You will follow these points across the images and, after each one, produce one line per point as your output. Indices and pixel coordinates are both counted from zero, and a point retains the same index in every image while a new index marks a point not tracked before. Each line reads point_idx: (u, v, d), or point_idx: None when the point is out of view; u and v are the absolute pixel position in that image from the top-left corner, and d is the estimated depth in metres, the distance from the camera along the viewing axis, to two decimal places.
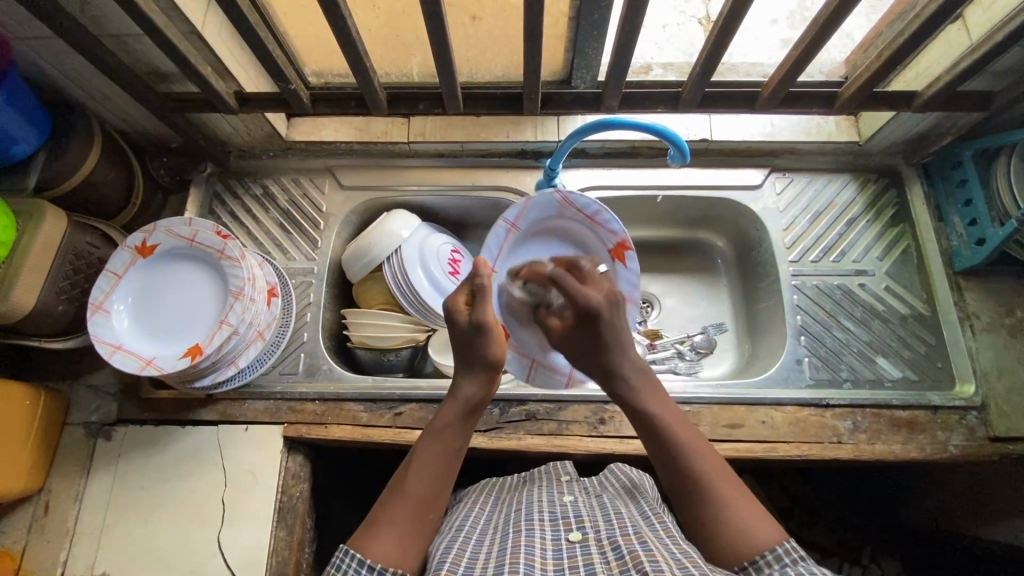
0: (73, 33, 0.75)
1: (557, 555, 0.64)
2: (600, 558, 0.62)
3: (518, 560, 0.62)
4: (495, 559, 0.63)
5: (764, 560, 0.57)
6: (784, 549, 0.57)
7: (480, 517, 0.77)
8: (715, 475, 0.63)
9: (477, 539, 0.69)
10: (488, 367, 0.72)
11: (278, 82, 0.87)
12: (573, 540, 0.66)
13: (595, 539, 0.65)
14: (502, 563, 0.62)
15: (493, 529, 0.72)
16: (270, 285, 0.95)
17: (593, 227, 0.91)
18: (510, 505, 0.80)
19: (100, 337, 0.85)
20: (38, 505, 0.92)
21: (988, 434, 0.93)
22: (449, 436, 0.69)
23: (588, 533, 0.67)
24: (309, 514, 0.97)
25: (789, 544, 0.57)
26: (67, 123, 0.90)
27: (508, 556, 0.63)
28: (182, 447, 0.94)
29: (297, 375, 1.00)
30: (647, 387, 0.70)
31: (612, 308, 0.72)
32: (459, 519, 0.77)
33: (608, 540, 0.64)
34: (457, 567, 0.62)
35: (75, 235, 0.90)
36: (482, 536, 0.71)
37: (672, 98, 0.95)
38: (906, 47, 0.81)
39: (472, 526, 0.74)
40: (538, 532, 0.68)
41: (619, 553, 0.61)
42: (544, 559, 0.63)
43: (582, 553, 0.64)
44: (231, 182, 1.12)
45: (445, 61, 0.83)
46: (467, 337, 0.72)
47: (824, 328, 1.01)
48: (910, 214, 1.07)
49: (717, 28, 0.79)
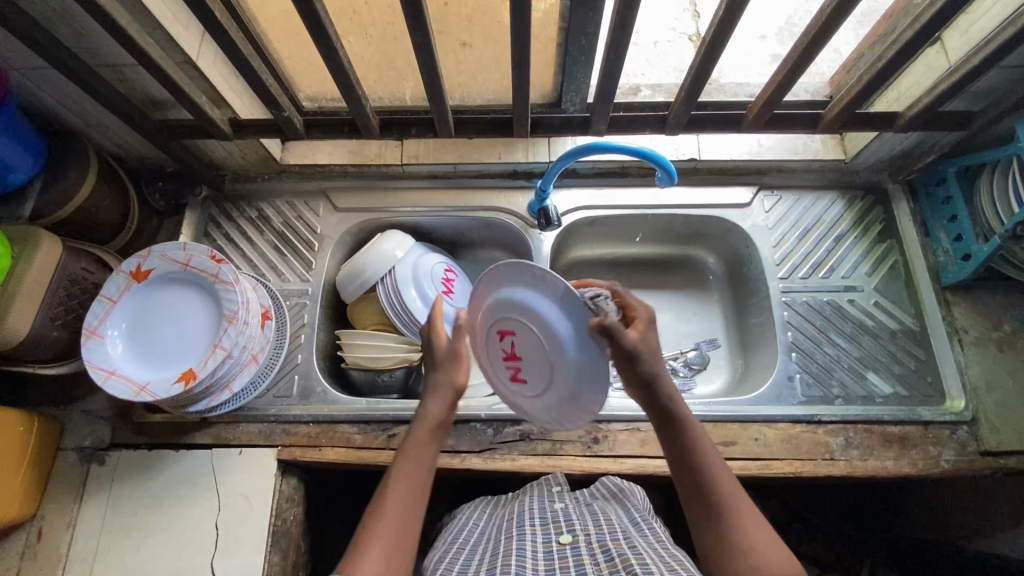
0: (69, 66, 0.76)
1: (548, 557, 0.65)
2: (591, 560, 0.62)
3: (510, 562, 0.62)
4: (488, 563, 0.64)
5: None
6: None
7: (473, 530, 0.78)
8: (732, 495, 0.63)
9: (471, 551, 0.70)
10: (455, 397, 0.71)
11: (272, 110, 0.89)
12: (564, 543, 0.67)
13: (585, 542, 0.66)
14: (495, 566, 0.63)
15: (487, 538, 0.73)
16: (264, 308, 0.96)
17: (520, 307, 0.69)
18: (503, 513, 0.80)
19: (93, 363, 0.85)
20: (31, 532, 0.92)
21: (980, 448, 0.93)
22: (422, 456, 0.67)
23: (578, 535, 0.68)
24: (303, 537, 0.97)
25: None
26: (64, 150, 0.91)
27: (500, 559, 0.64)
28: (176, 472, 0.94)
29: (291, 397, 1.00)
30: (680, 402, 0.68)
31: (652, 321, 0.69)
32: (454, 534, 0.78)
33: (598, 543, 0.65)
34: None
35: (70, 261, 0.91)
36: (476, 546, 0.71)
37: (659, 121, 0.97)
38: (885, 70, 0.83)
39: (466, 538, 0.75)
40: (529, 536, 0.69)
41: (609, 555, 0.61)
42: (536, 561, 0.64)
43: (573, 554, 0.64)
44: (226, 205, 1.13)
45: (436, 87, 0.84)
46: (437, 363, 0.72)
47: (815, 344, 1.02)
48: (897, 230, 1.08)
49: (701, 54, 0.81)
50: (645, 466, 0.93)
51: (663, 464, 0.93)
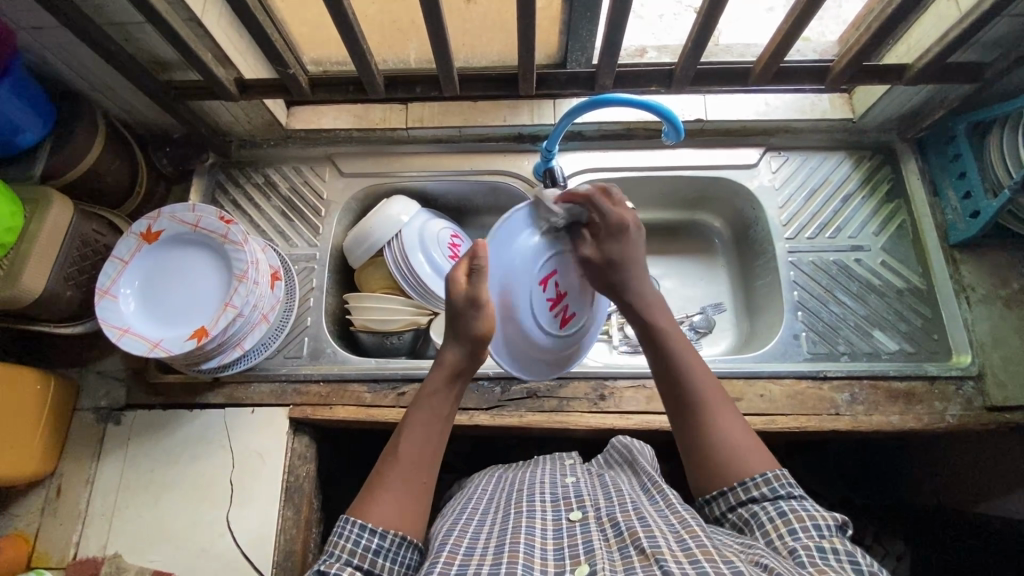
0: (75, 21, 0.76)
1: (557, 535, 0.64)
2: (599, 535, 0.62)
3: (519, 538, 0.62)
4: (496, 538, 0.63)
5: (752, 482, 0.62)
6: (772, 473, 0.62)
7: (481, 503, 0.78)
8: (704, 384, 0.69)
9: (480, 524, 0.69)
10: (480, 342, 0.73)
11: (277, 67, 0.89)
12: (574, 520, 0.66)
13: (595, 517, 0.66)
14: (505, 542, 0.62)
15: (496, 511, 0.73)
16: (273, 268, 0.97)
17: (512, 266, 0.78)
18: (512, 489, 0.81)
19: (107, 321, 0.86)
20: (50, 489, 0.94)
21: (986, 403, 0.94)
22: (438, 402, 0.71)
23: (588, 511, 0.67)
24: (316, 495, 0.99)
25: (778, 471, 0.62)
26: (71, 112, 0.91)
27: (510, 535, 0.63)
28: (189, 430, 0.96)
29: (301, 358, 1.01)
30: (654, 301, 0.77)
31: (633, 232, 0.78)
32: (462, 505, 0.78)
33: (608, 517, 0.65)
34: (460, 548, 0.62)
35: (82, 223, 0.92)
36: (485, 519, 0.71)
37: (665, 77, 0.96)
38: (894, 19, 0.81)
39: (475, 511, 0.75)
40: (538, 513, 0.68)
41: (618, 529, 0.62)
42: (544, 538, 0.63)
43: (581, 531, 0.64)
44: (233, 171, 1.14)
45: (442, 43, 0.84)
46: (462, 312, 0.73)
47: (821, 302, 1.02)
48: (906, 190, 1.07)
49: (705, 5, 0.80)
50: (651, 422, 0.94)
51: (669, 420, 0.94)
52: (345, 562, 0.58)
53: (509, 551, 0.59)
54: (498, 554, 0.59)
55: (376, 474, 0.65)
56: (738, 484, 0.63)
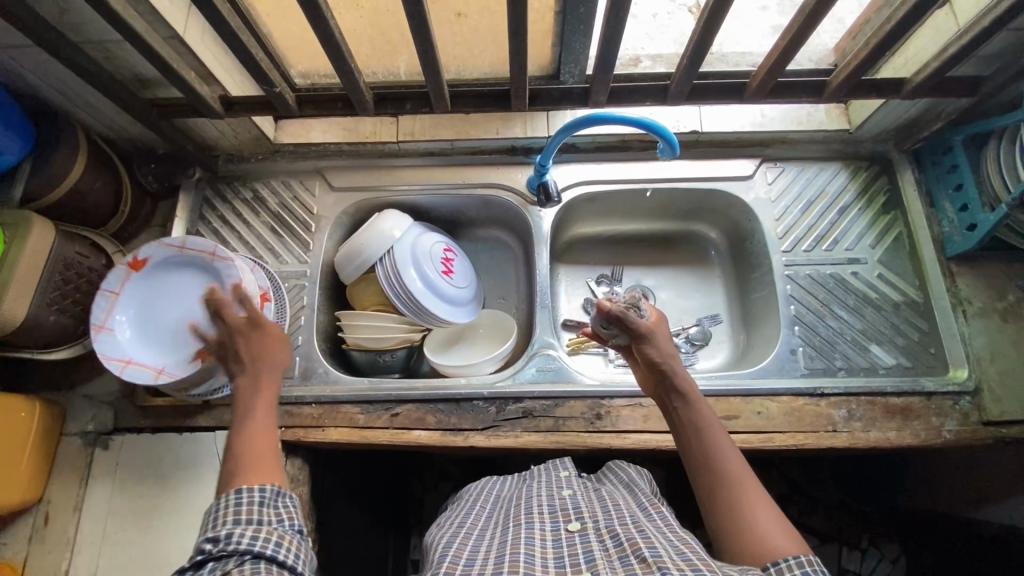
0: (52, 42, 0.74)
1: (557, 545, 0.62)
2: (599, 545, 0.61)
3: (519, 549, 0.60)
4: (495, 550, 0.62)
5: (784, 562, 0.54)
6: (803, 556, 0.55)
7: (480, 515, 0.76)
8: (739, 472, 0.65)
9: (478, 536, 0.68)
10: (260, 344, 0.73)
11: (263, 86, 0.87)
12: (573, 531, 0.65)
13: (594, 528, 0.64)
14: (503, 553, 0.60)
15: (494, 523, 0.71)
16: (263, 289, 0.93)
17: (408, 266, 1.04)
18: (509, 500, 0.79)
19: (106, 355, 0.85)
20: (38, 515, 0.92)
21: (982, 418, 0.93)
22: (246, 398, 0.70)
23: (587, 522, 0.65)
24: (309, 517, 0.98)
25: (808, 554, 0.55)
26: (52, 131, 0.89)
27: (509, 546, 0.62)
28: (178, 454, 0.95)
29: (292, 378, 1.00)
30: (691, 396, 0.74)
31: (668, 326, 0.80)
32: (459, 516, 0.77)
33: (607, 528, 0.63)
34: (460, 559, 0.61)
35: (64, 245, 0.89)
36: (482, 532, 0.69)
37: (660, 92, 0.94)
38: (892, 34, 0.80)
39: (471, 523, 0.73)
40: (537, 524, 0.67)
41: (618, 539, 0.60)
42: (543, 549, 0.62)
43: (581, 541, 0.62)
44: (221, 186, 1.12)
45: (430, 59, 0.82)
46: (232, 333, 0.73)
47: (818, 316, 1.02)
48: (902, 201, 1.07)
49: (703, 18, 0.78)
50: (648, 441, 0.93)
51: (668, 440, 0.93)
52: (228, 519, 0.58)
53: (511, 563, 0.58)
54: (498, 565, 0.58)
55: (224, 478, 0.63)
56: (770, 564, 0.55)
